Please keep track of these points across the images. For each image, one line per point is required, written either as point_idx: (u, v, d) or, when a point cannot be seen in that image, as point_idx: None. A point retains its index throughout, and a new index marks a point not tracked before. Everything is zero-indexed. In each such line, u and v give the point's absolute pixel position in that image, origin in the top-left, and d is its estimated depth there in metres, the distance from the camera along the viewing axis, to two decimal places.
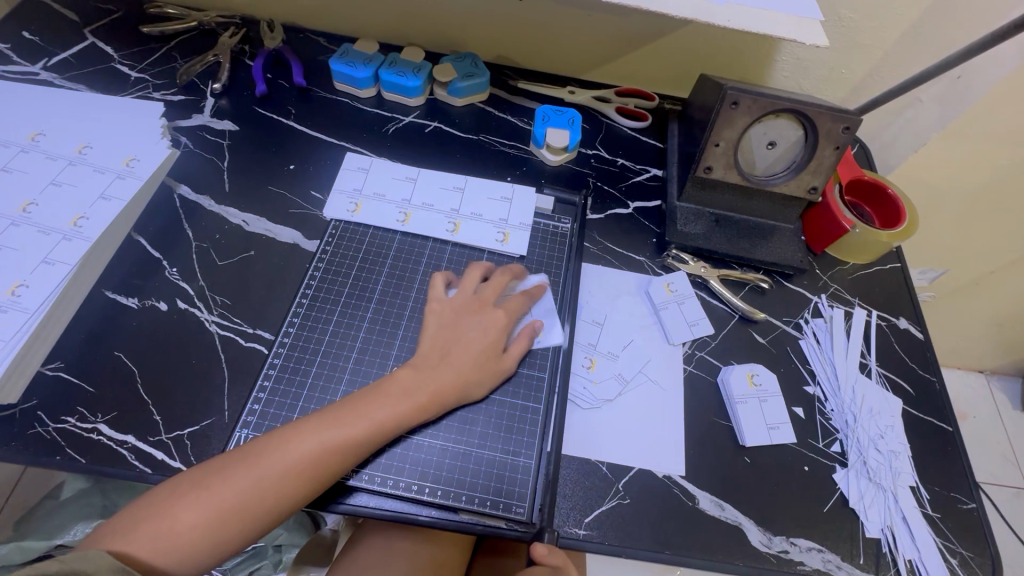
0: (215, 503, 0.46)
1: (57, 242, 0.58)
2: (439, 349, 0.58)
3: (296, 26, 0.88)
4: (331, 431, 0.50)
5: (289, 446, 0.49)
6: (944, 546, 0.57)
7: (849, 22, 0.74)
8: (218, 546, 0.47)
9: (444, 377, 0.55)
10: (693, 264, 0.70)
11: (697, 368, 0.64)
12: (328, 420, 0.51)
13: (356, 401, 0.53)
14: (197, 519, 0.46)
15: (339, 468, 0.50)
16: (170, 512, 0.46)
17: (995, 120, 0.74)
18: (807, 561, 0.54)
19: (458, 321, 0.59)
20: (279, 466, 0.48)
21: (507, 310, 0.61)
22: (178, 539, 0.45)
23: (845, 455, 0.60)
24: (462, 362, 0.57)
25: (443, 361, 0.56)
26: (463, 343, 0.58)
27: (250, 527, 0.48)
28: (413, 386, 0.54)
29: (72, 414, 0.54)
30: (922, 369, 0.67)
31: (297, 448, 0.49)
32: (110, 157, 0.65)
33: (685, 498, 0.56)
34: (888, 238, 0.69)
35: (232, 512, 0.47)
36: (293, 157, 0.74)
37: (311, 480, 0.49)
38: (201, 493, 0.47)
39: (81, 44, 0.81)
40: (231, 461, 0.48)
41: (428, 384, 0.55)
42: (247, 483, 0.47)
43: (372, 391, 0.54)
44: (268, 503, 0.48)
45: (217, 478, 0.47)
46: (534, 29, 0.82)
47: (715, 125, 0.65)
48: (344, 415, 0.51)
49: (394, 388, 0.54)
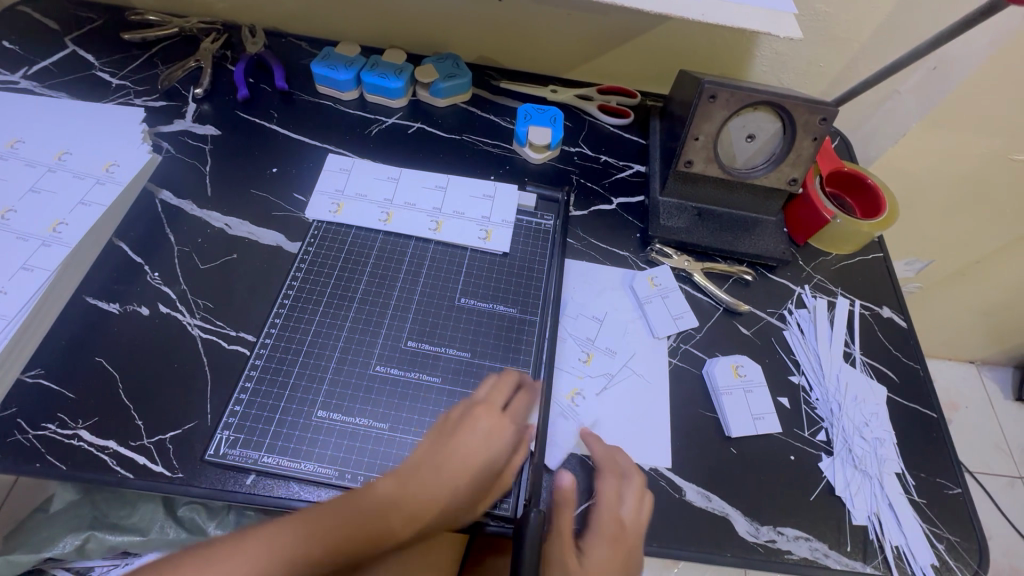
0: None
1: (36, 249, 0.58)
2: (424, 464, 0.49)
3: (278, 31, 0.88)
4: (294, 547, 0.42)
5: (243, 555, 0.41)
6: (931, 531, 0.57)
7: (824, 15, 0.75)
8: None
9: (428, 497, 0.48)
10: (676, 258, 0.71)
11: (682, 361, 0.64)
12: (292, 529, 0.43)
13: (328, 513, 0.44)
14: None
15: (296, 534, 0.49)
16: None
17: (970, 109, 0.75)
18: (794, 550, 0.54)
19: (461, 424, 0.52)
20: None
21: (512, 415, 0.55)
22: None
23: (831, 444, 0.60)
24: (452, 472, 0.49)
25: (435, 474, 0.49)
26: (459, 449, 0.50)
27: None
28: (395, 511, 0.46)
29: (52, 421, 0.53)
30: (905, 357, 0.68)
31: (247, 561, 0.41)
32: (91, 163, 0.65)
33: (672, 490, 0.56)
34: (869, 227, 0.70)
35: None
36: (276, 160, 0.74)
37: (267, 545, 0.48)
38: None
39: (61, 53, 0.81)
40: (173, 562, 0.40)
41: (408, 509, 0.47)
42: None
43: (348, 498, 0.46)
44: None
45: None
46: (515, 29, 0.82)
47: (694, 119, 0.65)
48: (313, 524, 0.44)
49: (372, 507, 0.46)
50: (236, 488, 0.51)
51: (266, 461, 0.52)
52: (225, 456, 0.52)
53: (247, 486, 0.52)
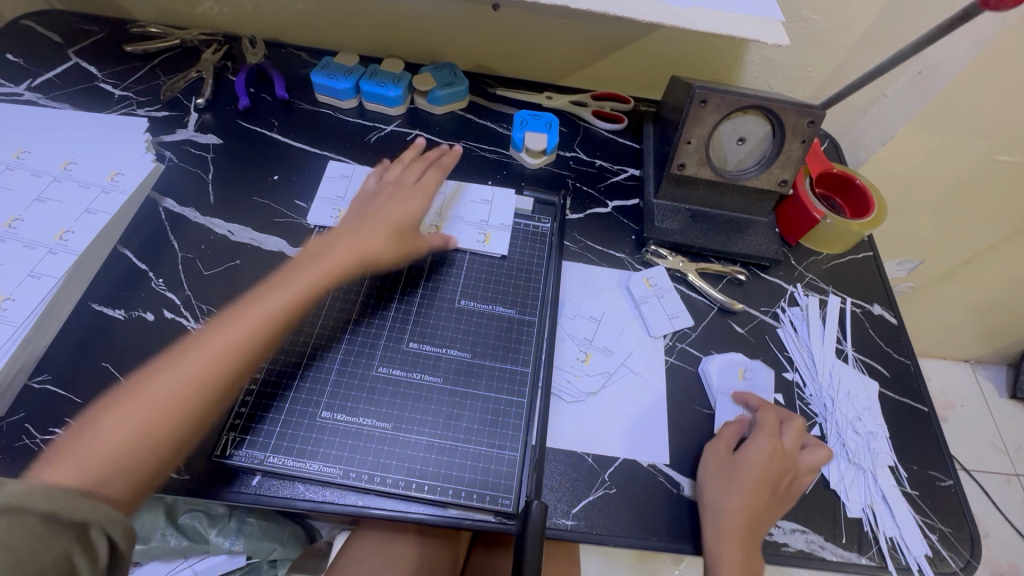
0: (145, 404, 0.47)
1: (43, 256, 0.59)
2: (353, 219, 0.65)
3: (278, 42, 0.90)
4: (255, 310, 0.55)
5: (203, 344, 0.51)
6: (924, 522, 0.58)
7: (810, 22, 0.77)
8: (146, 430, 0.46)
9: (360, 241, 0.63)
10: (671, 259, 0.73)
11: (678, 359, 0.66)
12: (240, 310, 0.55)
13: (279, 279, 0.58)
14: (128, 418, 0.46)
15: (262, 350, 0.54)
16: (99, 430, 0.45)
17: (954, 111, 0.77)
18: (790, 542, 0.55)
19: (378, 197, 0.68)
20: (208, 347, 0.51)
21: (425, 190, 0.70)
22: (110, 440, 0.45)
23: (825, 438, 0.62)
24: (379, 228, 0.64)
25: (364, 220, 0.65)
26: (385, 209, 0.66)
27: (185, 425, 0.48)
28: (333, 250, 0.62)
29: (60, 426, 0.54)
30: (896, 353, 0.69)
31: (216, 336, 0.52)
32: (95, 172, 0.66)
33: (670, 485, 0.57)
34: (859, 227, 0.72)
35: (167, 407, 0.47)
36: (278, 168, 0.76)
37: (236, 358, 0.51)
38: (128, 403, 0.47)
39: (64, 65, 0.82)
40: (148, 376, 0.49)
41: (343, 251, 0.62)
42: (178, 376, 0.49)
43: (280, 280, 0.58)
44: (198, 387, 0.49)
45: (135, 391, 0.48)
46: (510, 37, 0.84)
47: (686, 123, 0.67)
48: (265, 292, 0.57)
49: (310, 261, 0.61)
50: (245, 489, 0.52)
51: (272, 461, 0.53)
52: (231, 456, 0.52)
53: (253, 487, 0.52)
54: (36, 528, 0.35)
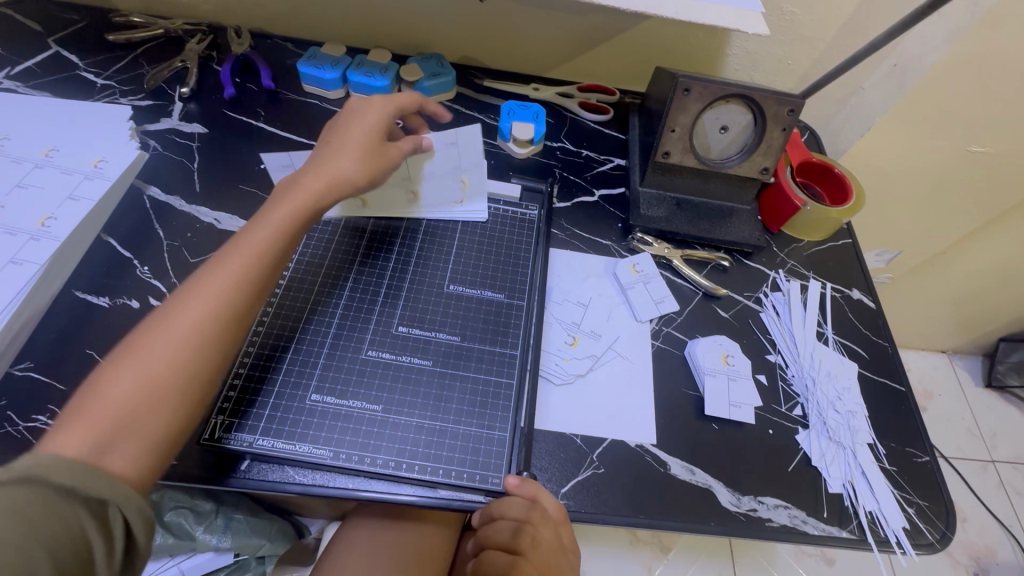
0: (144, 362, 0.44)
1: (25, 242, 0.58)
2: (322, 149, 0.60)
3: (264, 32, 0.89)
4: (239, 253, 0.51)
5: (195, 290, 0.48)
6: (902, 497, 0.60)
7: (790, 15, 0.79)
8: (161, 390, 0.44)
9: (334, 163, 0.58)
10: (657, 246, 0.74)
11: (664, 342, 0.67)
12: (224, 254, 0.51)
13: (254, 221, 0.54)
14: (131, 375, 0.43)
15: (249, 300, 0.50)
16: (99, 389, 0.42)
17: (929, 102, 0.80)
18: (774, 518, 0.57)
19: (345, 118, 0.62)
20: (198, 296, 0.48)
21: (391, 99, 0.64)
22: (116, 402, 0.42)
23: (807, 417, 0.63)
24: (350, 141, 0.59)
25: (335, 142, 0.60)
26: (353, 125, 0.61)
27: (193, 378, 0.45)
28: (305, 182, 0.57)
29: (43, 413, 0.53)
30: (875, 335, 0.71)
31: (206, 283, 0.49)
32: (79, 159, 0.66)
33: (657, 464, 0.58)
34: (838, 214, 0.74)
35: (166, 365, 0.44)
36: (265, 157, 0.75)
37: (232, 299, 0.49)
38: (126, 362, 0.44)
39: (44, 53, 0.81)
40: (146, 329, 0.46)
41: (316, 178, 0.57)
42: (177, 327, 0.46)
43: (262, 214, 0.55)
44: (205, 338, 0.47)
45: (136, 346, 0.45)
46: (497, 29, 0.85)
47: (670, 112, 0.68)
48: (246, 233, 0.53)
49: (283, 195, 0.56)
50: (237, 473, 0.52)
51: (262, 444, 0.52)
52: (220, 440, 0.52)
53: (241, 470, 0.52)
54: (54, 499, 0.35)
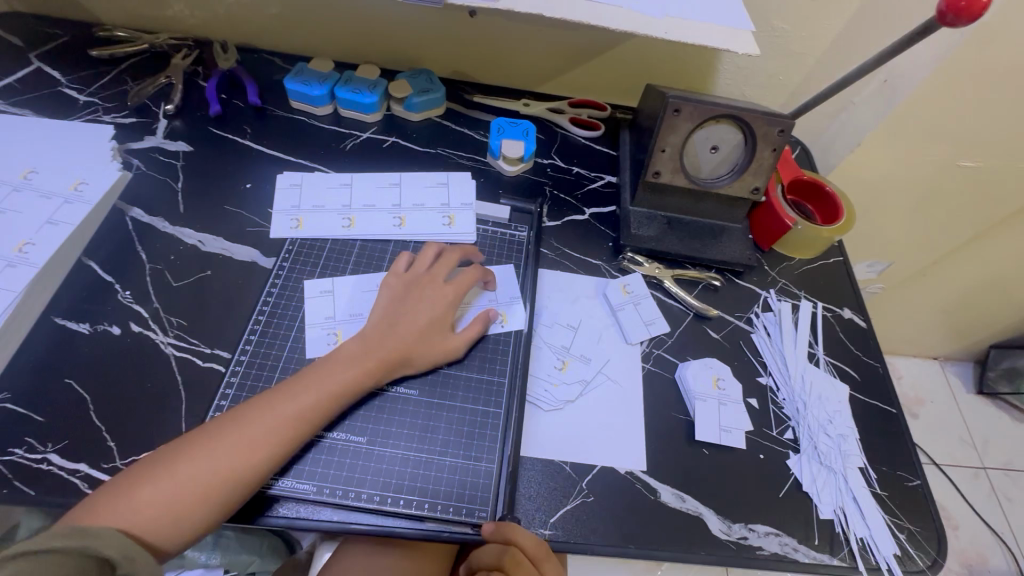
0: (174, 485, 0.46)
1: (2, 269, 0.57)
2: (381, 325, 0.57)
3: (251, 46, 0.88)
4: (287, 406, 0.51)
5: (238, 431, 0.49)
6: (893, 522, 0.59)
7: (780, 31, 0.79)
8: (178, 518, 0.46)
9: (392, 344, 0.56)
10: (647, 266, 0.73)
11: (655, 365, 0.66)
12: (280, 395, 0.51)
13: (314, 372, 0.53)
14: (160, 496, 0.45)
15: (282, 456, 0.50)
16: (131, 495, 0.45)
17: (918, 119, 0.80)
18: (765, 546, 0.56)
19: (410, 293, 0.60)
20: (239, 441, 0.48)
21: (457, 286, 0.62)
22: (142, 515, 0.44)
23: (797, 441, 0.63)
24: (411, 331, 0.57)
25: (391, 330, 0.57)
26: (411, 317, 0.58)
27: (207, 514, 0.47)
28: (365, 355, 0.55)
29: (20, 446, 0.52)
30: (866, 356, 0.71)
31: (249, 429, 0.49)
32: (59, 181, 0.64)
33: (647, 492, 0.58)
34: (828, 233, 0.73)
35: (188, 499, 0.46)
36: (251, 175, 0.74)
37: (265, 455, 0.49)
38: (161, 476, 0.46)
39: (25, 69, 0.79)
40: (191, 443, 0.48)
41: (377, 355, 0.55)
42: (207, 466, 0.47)
43: (324, 364, 0.54)
44: (228, 485, 0.47)
45: (175, 460, 0.47)
46: (487, 44, 0.84)
47: (660, 132, 0.68)
48: (302, 382, 0.53)
49: (340, 361, 0.54)
50: (274, 514, 0.51)
51: None
52: None
53: None
54: (100, 572, 0.41)
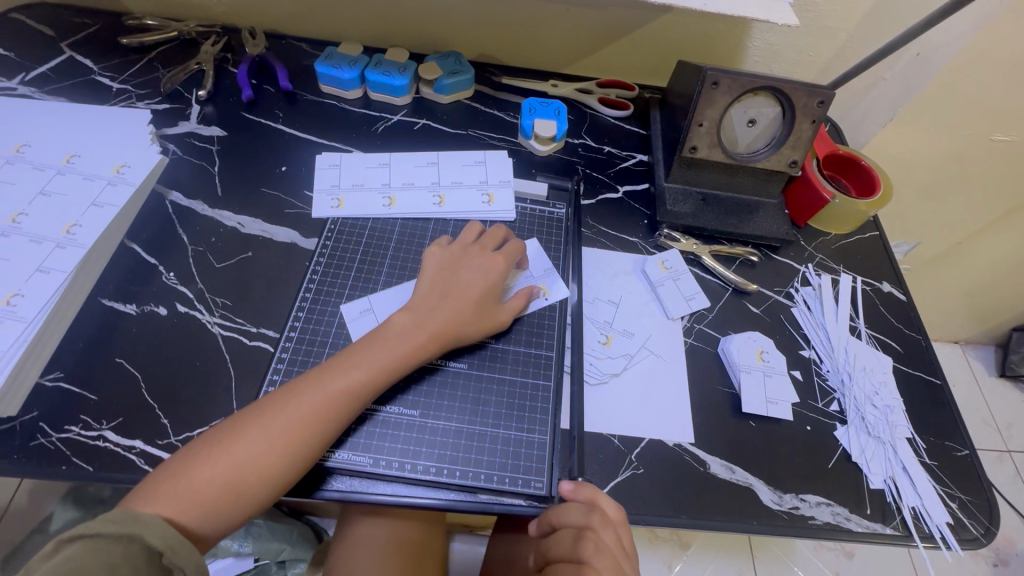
0: (230, 461, 0.46)
1: (51, 250, 0.57)
2: (431, 295, 0.57)
3: (278, 33, 0.88)
4: (338, 378, 0.50)
5: (291, 403, 0.49)
6: (944, 492, 0.59)
7: (812, 5, 0.78)
8: (236, 493, 0.46)
9: (441, 316, 0.56)
10: (685, 242, 0.73)
11: (697, 339, 0.66)
12: (330, 369, 0.51)
13: (364, 345, 0.53)
14: (216, 472, 0.45)
15: (336, 428, 0.50)
16: (188, 472, 0.45)
17: (954, 92, 0.79)
18: (817, 515, 0.56)
19: (458, 265, 0.60)
20: (292, 414, 0.48)
21: (504, 254, 0.62)
22: (200, 492, 0.44)
23: (844, 413, 0.62)
24: (460, 300, 0.57)
25: (441, 302, 0.57)
26: (461, 286, 0.58)
27: (265, 489, 0.47)
28: (413, 328, 0.55)
29: (75, 423, 0.52)
30: (908, 329, 0.70)
31: (301, 402, 0.49)
32: (100, 165, 0.65)
33: (696, 464, 0.57)
34: (867, 206, 0.73)
35: (247, 474, 0.46)
36: (285, 159, 0.74)
37: (319, 428, 0.48)
38: (216, 453, 0.46)
39: (58, 58, 0.80)
40: (243, 419, 0.48)
41: (427, 329, 0.55)
42: (263, 440, 0.47)
43: (372, 337, 0.54)
44: (284, 459, 0.47)
45: (230, 436, 0.47)
46: (515, 25, 0.84)
47: (697, 106, 0.67)
48: (352, 355, 0.52)
49: (391, 333, 0.54)
50: (327, 488, 0.51)
51: None
52: None
53: None
54: (144, 561, 0.40)
